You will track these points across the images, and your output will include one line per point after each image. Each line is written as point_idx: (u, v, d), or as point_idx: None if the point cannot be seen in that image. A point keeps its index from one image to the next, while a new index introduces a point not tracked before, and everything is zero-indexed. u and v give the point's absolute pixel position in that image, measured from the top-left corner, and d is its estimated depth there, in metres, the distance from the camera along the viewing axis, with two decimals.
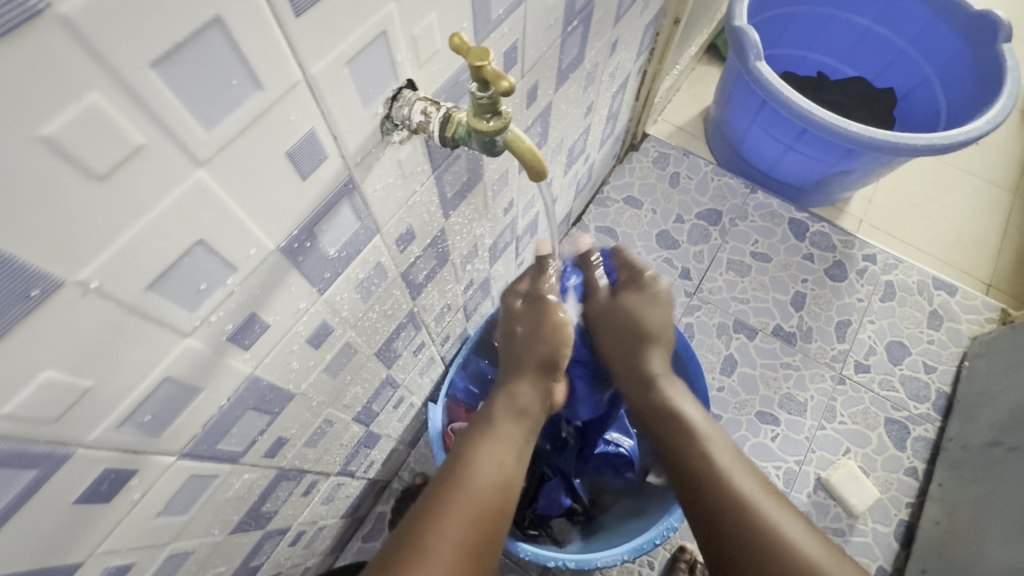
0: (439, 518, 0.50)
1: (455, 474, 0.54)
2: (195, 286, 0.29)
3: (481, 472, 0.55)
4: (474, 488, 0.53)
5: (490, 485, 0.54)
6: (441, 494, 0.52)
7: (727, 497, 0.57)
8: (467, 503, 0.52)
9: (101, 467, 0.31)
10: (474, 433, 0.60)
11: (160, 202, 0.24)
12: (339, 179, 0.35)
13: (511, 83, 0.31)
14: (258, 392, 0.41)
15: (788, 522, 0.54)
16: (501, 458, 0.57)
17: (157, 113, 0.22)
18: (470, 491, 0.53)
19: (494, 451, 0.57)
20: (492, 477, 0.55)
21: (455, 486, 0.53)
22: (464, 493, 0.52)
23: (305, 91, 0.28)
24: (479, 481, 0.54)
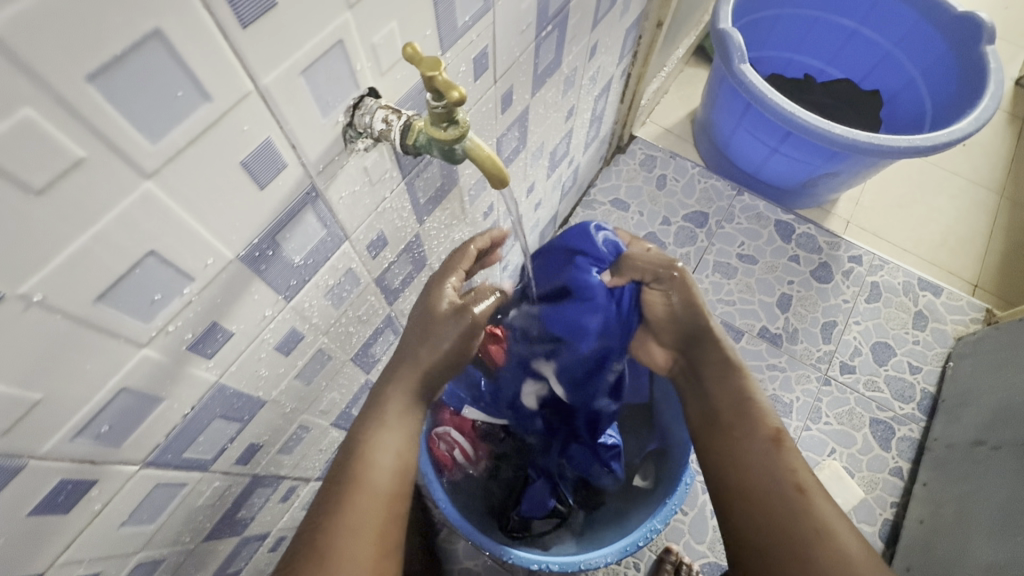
0: (340, 525, 0.44)
1: (351, 472, 0.47)
2: (149, 296, 0.29)
3: (390, 465, 0.49)
4: (375, 488, 0.47)
5: (389, 478, 0.48)
6: (337, 497, 0.46)
7: (777, 469, 0.53)
8: (374, 499, 0.46)
9: (58, 477, 0.30)
10: (364, 419, 0.52)
11: (104, 214, 0.24)
12: (300, 188, 0.35)
13: (462, 93, 0.31)
14: (226, 400, 0.41)
15: (829, 511, 0.49)
16: (399, 446, 0.51)
17: (95, 125, 0.22)
18: (371, 491, 0.47)
19: (393, 436, 0.51)
20: (390, 470, 0.49)
21: (352, 486, 0.46)
22: (365, 494, 0.46)
23: (259, 101, 0.28)
24: (377, 476, 0.48)
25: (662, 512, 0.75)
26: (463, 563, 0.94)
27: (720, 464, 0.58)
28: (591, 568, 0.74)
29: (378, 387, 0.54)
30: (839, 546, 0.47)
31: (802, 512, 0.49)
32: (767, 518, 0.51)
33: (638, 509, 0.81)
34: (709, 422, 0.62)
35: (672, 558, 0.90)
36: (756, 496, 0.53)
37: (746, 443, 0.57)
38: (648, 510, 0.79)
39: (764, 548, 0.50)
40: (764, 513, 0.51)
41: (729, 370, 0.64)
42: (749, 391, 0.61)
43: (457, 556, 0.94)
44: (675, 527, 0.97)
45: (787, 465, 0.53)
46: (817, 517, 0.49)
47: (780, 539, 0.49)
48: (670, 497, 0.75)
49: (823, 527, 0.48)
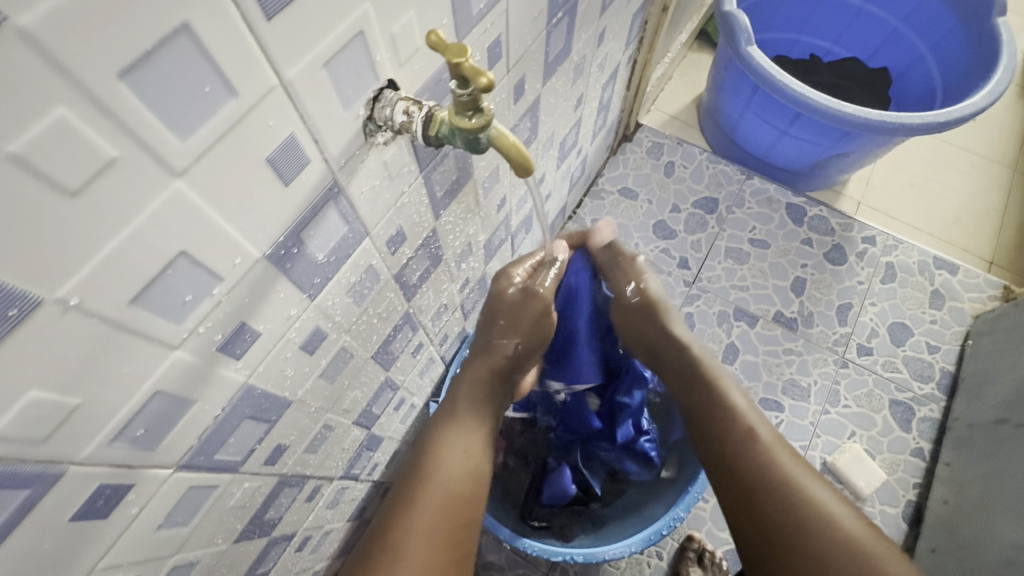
0: (412, 521, 0.49)
1: (424, 467, 0.53)
2: (181, 298, 0.29)
3: (458, 463, 0.54)
4: (446, 484, 0.52)
5: (458, 476, 0.53)
6: (411, 490, 0.51)
7: (762, 462, 0.56)
8: (443, 493, 0.51)
9: (96, 483, 0.30)
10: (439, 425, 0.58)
11: (137, 215, 0.24)
12: (323, 184, 0.35)
13: (491, 79, 0.30)
14: (254, 401, 0.41)
15: (818, 488, 0.54)
16: (467, 446, 0.56)
17: (128, 124, 0.22)
18: (441, 485, 0.52)
19: (459, 436, 0.56)
20: (460, 467, 0.54)
21: (424, 482, 0.52)
22: (434, 487, 0.52)
23: (283, 96, 0.28)
24: (447, 474, 0.53)
25: (684, 500, 0.76)
26: (486, 557, 0.93)
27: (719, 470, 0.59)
28: (615, 558, 0.74)
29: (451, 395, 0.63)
30: (839, 525, 0.50)
31: (798, 497, 0.53)
32: (775, 505, 0.53)
33: (660, 498, 0.82)
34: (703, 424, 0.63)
35: (695, 545, 0.91)
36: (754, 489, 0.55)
37: (734, 439, 0.59)
38: (670, 500, 0.79)
39: (772, 537, 0.52)
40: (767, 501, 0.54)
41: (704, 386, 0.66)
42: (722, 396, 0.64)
43: (480, 551, 0.94)
44: (697, 515, 0.97)
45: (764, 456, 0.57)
46: (813, 503, 0.52)
47: (786, 528, 0.52)
48: (692, 484, 0.76)
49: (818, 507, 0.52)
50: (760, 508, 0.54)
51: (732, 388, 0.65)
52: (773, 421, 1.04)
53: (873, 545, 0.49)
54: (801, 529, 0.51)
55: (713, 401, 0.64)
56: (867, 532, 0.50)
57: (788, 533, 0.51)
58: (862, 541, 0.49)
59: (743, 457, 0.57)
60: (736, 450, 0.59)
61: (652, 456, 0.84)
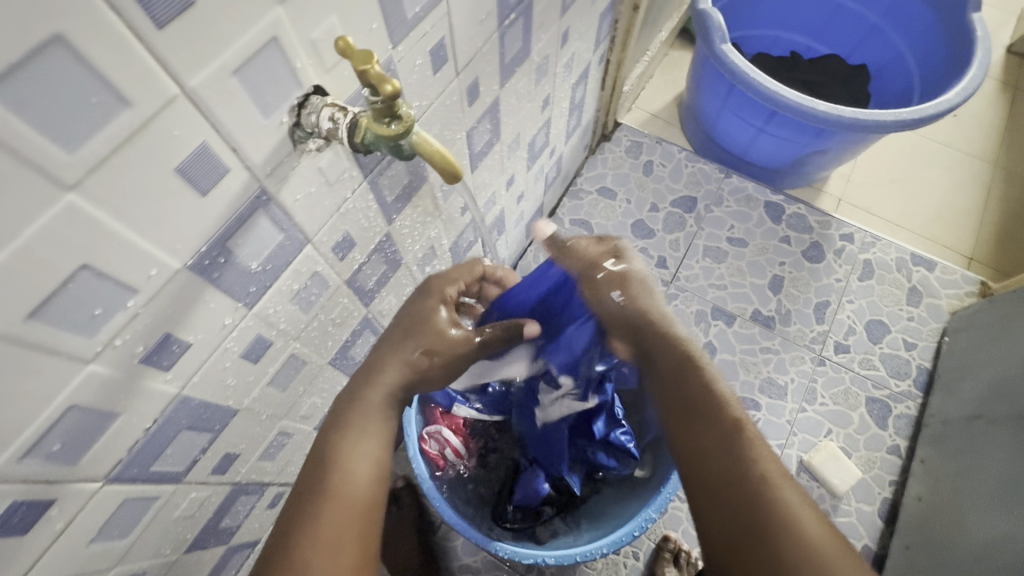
0: (311, 544, 0.43)
1: (328, 483, 0.46)
2: (89, 311, 0.28)
3: (366, 473, 0.48)
4: (352, 498, 0.46)
5: (367, 487, 0.47)
6: (310, 509, 0.45)
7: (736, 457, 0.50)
8: (352, 510, 0.45)
9: (10, 498, 0.30)
10: (336, 424, 0.50)
11: (25, 229, 0.24)
12: (248, 192, 0.34)
13: (396, 86, 0.30)
14: (192, 412, 0.41)
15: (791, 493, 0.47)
16: (375, 453, 0.49)
17: (1, 137, 0.21)
18: (347, 501, 0.46)
19: (369, 444, 0.49)
20: (369, 478, 0.48)
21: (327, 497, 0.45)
22: (339, 504, 0.45)
23: (187, 105, 0.27)
24: (353, 487, 0.47)
25: (656, 501, 0.75)
26: (462, 560, 0.93)
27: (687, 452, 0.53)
28: (589, 559, 0.75)
29: (354, 392, 0.52)
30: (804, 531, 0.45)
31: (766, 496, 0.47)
32: (748, 515, 0.47)
33: (633, 498, 0.81)
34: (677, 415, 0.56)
35: (672, 545, 0.90)
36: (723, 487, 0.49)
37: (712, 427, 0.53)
38: (643, 499, 0.79)
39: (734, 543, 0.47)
40: (738, 506, 0.48)
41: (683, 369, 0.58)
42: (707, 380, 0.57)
43: (456, 553, 0.94)
44: (673, 515, 0.97)
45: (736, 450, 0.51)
46: (789, 517, 0.45)
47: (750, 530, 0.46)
48: (665, 485, 0.76)
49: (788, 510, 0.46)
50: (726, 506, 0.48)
51: (716, 375, 0.58)
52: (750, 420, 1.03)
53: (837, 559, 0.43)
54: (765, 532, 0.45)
55: (694, 388, 0.57)
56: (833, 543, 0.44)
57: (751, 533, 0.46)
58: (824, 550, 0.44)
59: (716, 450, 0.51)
60: (716, 447, 0.52)
61: (630, 449, 0.83)
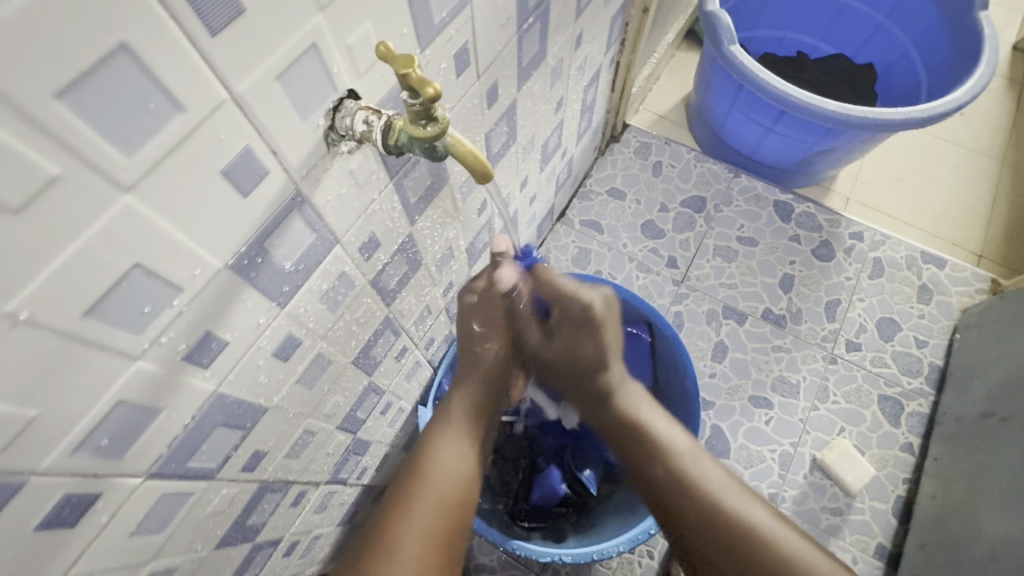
0: (408, 518, 0.56)
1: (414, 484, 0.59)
2: (139, 309, 0.29)
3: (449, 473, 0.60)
4: (443, 488, 0.59)
5: (453, 480, 0.60)
6: (409, 492, 0.58)
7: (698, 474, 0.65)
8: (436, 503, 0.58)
9: (61, 492, 0.31)
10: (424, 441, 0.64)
11: (85, 229, 0.25)
12: (285, 193, 0.35)
13: (436, 89, 0.31)
14: (227, 408, 0.41)
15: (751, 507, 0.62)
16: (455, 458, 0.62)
17: (69, 142, 0.22)
18: (437, 487, 0.59)
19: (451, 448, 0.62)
20: (455, 474, 0.61)
21: (423, 483, 0.59)
22: (429, 489, 0.58)
23: (234, 109, 0.28)
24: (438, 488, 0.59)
25: None
26: (478, 559, 0.94)
27: (658, 472, 0.67)
28: (604, 557, 0.75)
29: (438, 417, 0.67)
30: (760, 527, 0.60)
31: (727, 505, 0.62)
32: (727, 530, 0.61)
33: (647, 496, 0.81)
34: (639, 437, 0.70)
35: None
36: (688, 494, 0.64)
37: (669, 452, 0.67)
38: None
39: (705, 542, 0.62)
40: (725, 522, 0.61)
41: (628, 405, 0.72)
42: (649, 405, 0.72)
43: (471, 553, 0.94)
44: None
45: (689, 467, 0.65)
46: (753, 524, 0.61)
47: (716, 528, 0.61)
48: None
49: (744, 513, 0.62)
50: (699, 518, 0.62)
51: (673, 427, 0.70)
52: (762, 419, 1.04)
53: (782, 538, 0.60)
54: (727, 530, 0.61)
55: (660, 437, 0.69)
56: (780, 530, 0.61)
57: (715, 533, 0.61)
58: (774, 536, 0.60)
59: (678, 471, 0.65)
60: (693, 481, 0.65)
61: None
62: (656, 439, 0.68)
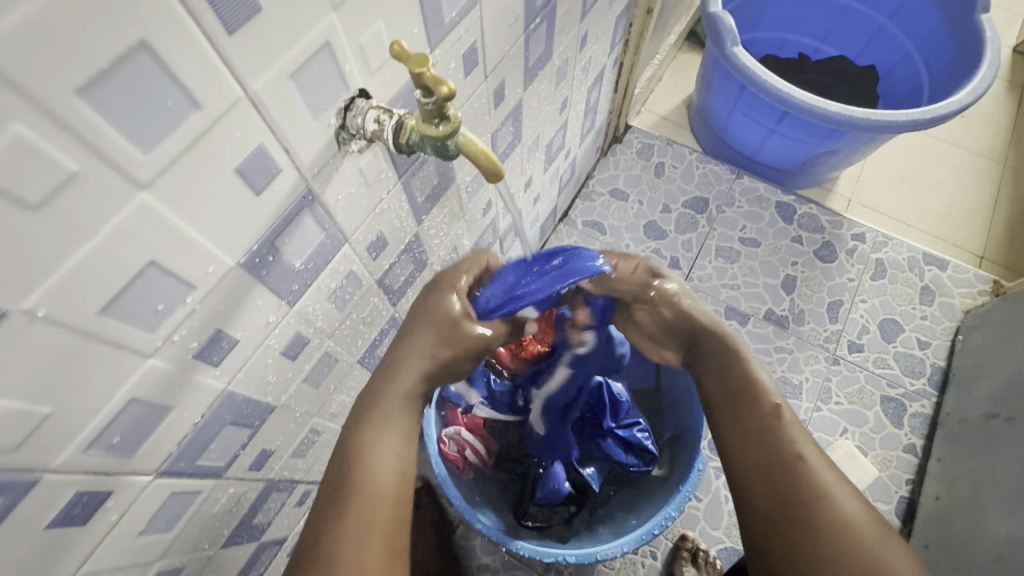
0: (346, 527, 0.43)
1: (350, 479, 0.45)
2: (152, 306, 0.30)
3: (390, 464, 0.47)
4: (377, 490, 0.45)
5: (388, 475, 0.46)
6: (335, 505, 0.44)
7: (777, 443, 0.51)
8: (379, 502, 0.45)
9: (72, 489, 0.31)
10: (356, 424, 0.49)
11: (102, 227, 0.25)
12: (296, 192, 0.35)
13: (451, 88, 0.31)
14: (235, 407, 0.41)
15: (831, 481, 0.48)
16: (397, 444, 0.49)
17: (89, 139, 0.22)
18: (367, 490, 0.45)
19: (391, 436, 0.48)
20: (391, 468, 0.47)
21: (353, 486, 0.45)
22: (359, 496, 0.44)
23: (248, 107, 0.28)
24: (379, 481, 0.46)
25: (676, 500, 0.75)
26: (480, 559, 0.94)
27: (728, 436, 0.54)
28: (608, 558, 0.74)
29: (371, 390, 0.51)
30: (845, 516, 0.46)
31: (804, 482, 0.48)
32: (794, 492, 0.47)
33: (652, 497, 0.82)
34: (722, 403, 0.57)
35: (689, 545, 0.91)
36: (764, 475, 0.50)
37: (750, 419, 0.54)
38: (662, 498, 0.79)
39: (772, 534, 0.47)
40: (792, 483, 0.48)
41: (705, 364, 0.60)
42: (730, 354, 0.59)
43: (474, 553, 0.94)
44: (690, 514, 0.97)
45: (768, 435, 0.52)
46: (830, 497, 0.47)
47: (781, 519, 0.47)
48: (684, 483, 0.76)
49: (821, 492, 0.47)
50: (760, 473, 0.50)
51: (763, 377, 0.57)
52: None
53: (873, 539, 0.44)
54: (797, 519, 0.46)
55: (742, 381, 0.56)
56: (867, 521, 0.46)
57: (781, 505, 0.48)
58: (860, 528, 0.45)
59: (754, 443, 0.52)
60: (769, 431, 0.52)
61: (649, 446, 0.85)
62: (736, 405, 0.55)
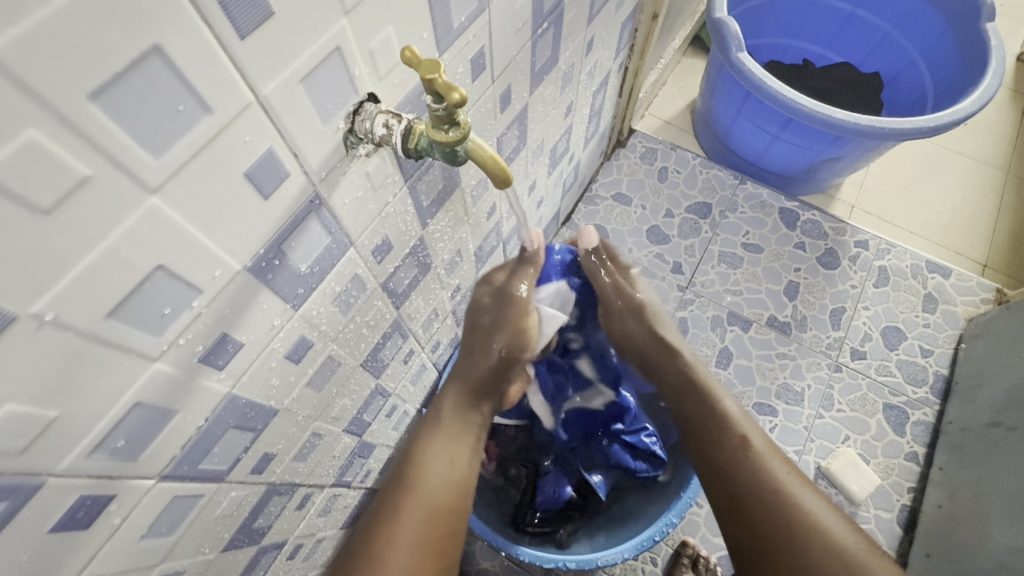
0: (398, 522, 0.50)
1: (407, 475, 0.54)
2: (159, 310, 0.29)
3: (441, 473, 0.55)
4: (428, 493, 0.53)
5: (443, 487, 0.55)
6: (395, 497, 0.52)
7: (762, 474, 0.56)
8: (426, 503, 0.52)
9: (77, 494, 0.31)
10: (422, 433, 0.60)
11: (111, 231, 0.25)
12: (304, 196, 0.35)
13: (462, 95, 0.31)
14: (238, 411, 0.41)
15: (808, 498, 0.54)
16: (451, 457, 0.58)
17: (100, 144, 0.22)
18: (424, 494, 0.53)
19: (444, 451, 0.57)
20: (444, 478, 0.55)
21: (408, 486, 0.53)
22: (418, 497, 0.53)
23: (259, 112, 0.28)
24: (430, 484, 0.54)
25: (677, 506, 0.75)
26: (480, 563, 0.93)
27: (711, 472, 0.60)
28: (608, 565, 0.74)
29: (435, 410, 0.63)
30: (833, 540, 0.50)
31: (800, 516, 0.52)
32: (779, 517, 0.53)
33: (653, 503, 0.81)
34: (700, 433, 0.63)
35: (689, 551, 0.90)
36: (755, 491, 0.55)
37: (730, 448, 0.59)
38: (663, 504, 0.78)
39: (769, 549, 0.52)
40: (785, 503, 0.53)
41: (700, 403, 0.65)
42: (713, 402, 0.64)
43: (474, 557, 0.94)
44: (691, 520, 0.97)
45: (770, 490, 0.55)
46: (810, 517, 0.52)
47: (780, 543, 0.52)
48: (686, 490, 0.75)
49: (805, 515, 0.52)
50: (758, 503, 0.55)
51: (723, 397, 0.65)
52: (767, 426, 1.04)
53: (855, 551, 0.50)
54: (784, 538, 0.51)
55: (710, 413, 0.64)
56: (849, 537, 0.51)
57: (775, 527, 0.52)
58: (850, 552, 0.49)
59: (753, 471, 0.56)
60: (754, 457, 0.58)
61: (657, 451, 0.83)
62: (721, 449, 0.60)
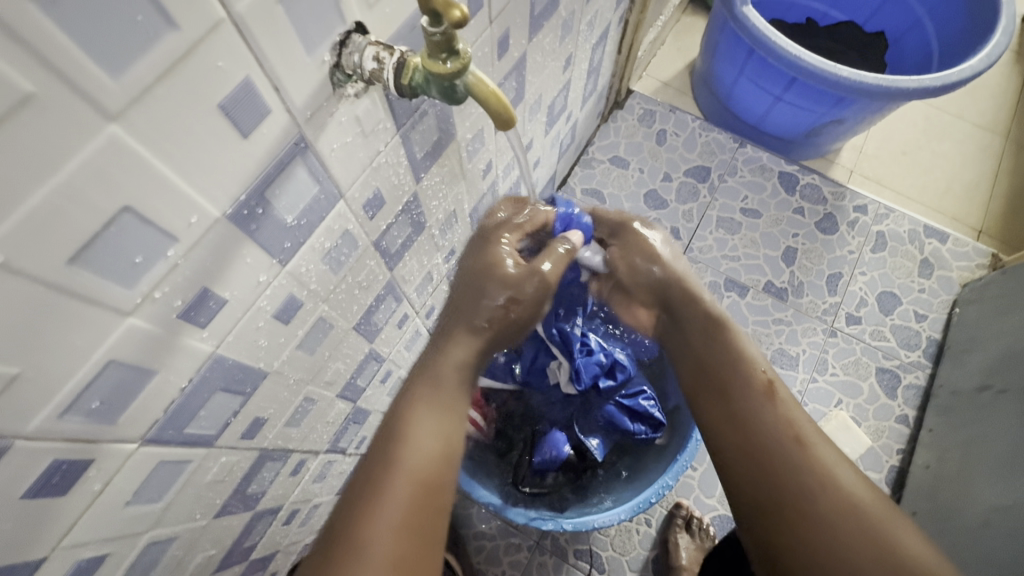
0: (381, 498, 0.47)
1: (390, 449, 0.50)
2: (130, 259, 0.27)
3: (426, 446, 0.51)
4: (411, 469, 0.49)
5: (429, 459, 0.51)
6: (376, 474, 0.48)
7: (778, 423, 0.54)
8: (410, 477, 0.48)
9: (51, 457, 0.29)
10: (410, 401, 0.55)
11: (67, 162, 0.22)
12: (287, 137, 0.32)
13: (463, 12, 0.28)
14: (225, 372, 0.39)
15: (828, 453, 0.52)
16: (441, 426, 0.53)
17: (44, 56, 0.19)
18: (409, 467, 0.49)
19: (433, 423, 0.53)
20: (429, 452, 0.51)
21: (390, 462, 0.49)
22: (401, 471, 0.49)
23: (232, 32, 0.25)
24: (415, 459, 0.50)
25: (673, 469, 0.75)
26: (476, 527, 0.94)
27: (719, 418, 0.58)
28: (604, 527, 0.74)
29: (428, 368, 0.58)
30: (844, 493, 0.49)
31: (807, 462, 0.51)
32: (793, 489, 0.50)
33: (650, 469, 0.81)
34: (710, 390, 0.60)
35: (683, 512, 0.92)
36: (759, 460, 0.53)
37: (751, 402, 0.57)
38: (659, 469, 0.79)
39: (768, 519, 0.51)
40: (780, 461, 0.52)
41: (704, 364, 0.62)
42: (738, 346, 0.61)
43: (471, 521, 0.94)
44: (685, 483, 0.98)
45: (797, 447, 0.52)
46: (828, 474, 0.50)
47: (785, 497, 0.50)
48: (682, 453, 0.76)
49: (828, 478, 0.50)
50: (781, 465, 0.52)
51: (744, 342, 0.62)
52: None
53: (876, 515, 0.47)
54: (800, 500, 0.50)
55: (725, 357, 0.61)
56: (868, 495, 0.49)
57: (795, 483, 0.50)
58: (861, 508, 0.48)
59: (758, 427, 0.55)
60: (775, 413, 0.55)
61: (655, 413, 0.83)
62: (739, 387, 0.58)
